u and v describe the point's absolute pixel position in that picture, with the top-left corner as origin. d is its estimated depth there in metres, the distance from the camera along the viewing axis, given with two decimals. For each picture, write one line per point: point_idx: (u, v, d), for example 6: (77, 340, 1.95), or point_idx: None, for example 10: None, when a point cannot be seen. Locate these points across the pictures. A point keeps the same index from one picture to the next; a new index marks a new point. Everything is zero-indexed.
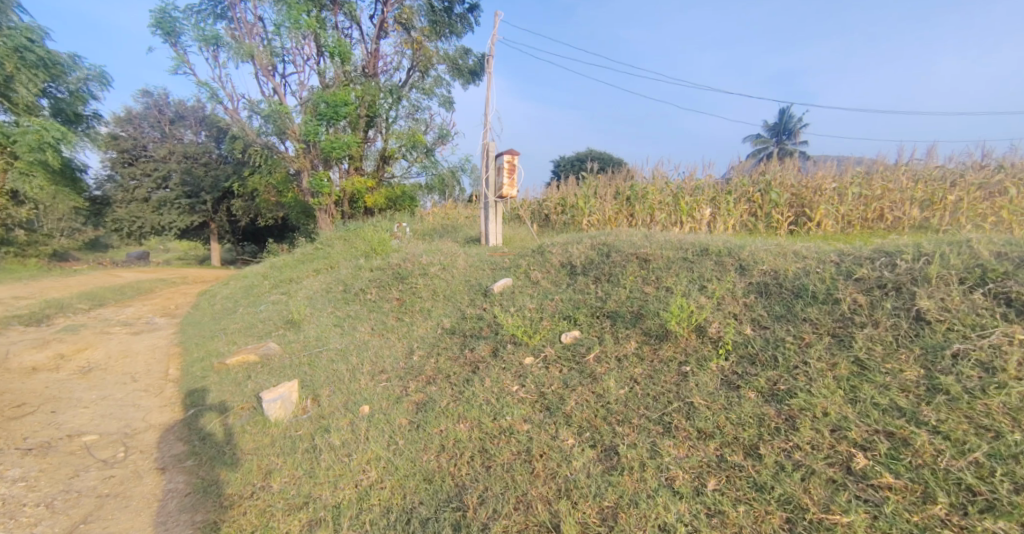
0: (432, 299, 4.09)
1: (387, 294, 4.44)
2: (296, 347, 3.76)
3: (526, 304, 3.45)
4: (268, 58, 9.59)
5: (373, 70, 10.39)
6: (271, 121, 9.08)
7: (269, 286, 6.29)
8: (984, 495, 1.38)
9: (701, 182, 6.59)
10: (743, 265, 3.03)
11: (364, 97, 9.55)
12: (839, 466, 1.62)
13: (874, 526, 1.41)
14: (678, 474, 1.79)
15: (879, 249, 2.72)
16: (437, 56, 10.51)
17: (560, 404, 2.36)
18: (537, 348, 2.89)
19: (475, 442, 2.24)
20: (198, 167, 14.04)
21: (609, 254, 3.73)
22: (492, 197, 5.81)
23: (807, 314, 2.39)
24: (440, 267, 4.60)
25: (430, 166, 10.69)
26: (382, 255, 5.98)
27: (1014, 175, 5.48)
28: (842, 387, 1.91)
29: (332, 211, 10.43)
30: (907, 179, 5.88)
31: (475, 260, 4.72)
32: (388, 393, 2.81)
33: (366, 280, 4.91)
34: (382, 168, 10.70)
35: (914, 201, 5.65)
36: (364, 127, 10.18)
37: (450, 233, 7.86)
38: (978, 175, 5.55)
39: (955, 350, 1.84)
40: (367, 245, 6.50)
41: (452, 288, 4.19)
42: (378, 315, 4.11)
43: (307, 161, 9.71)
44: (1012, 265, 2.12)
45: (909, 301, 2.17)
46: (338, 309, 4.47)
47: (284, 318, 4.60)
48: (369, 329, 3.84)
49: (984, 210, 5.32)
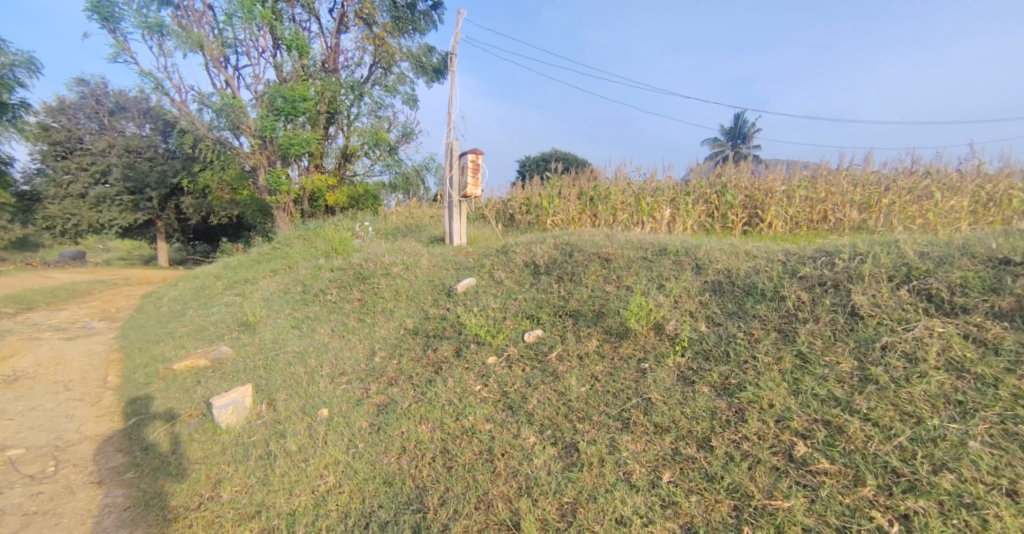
0: (394, 299, 4.04)
1: (348, 294, 4.35)
2: (249, 350, 3.62)
3: (489, 304, 3.46)
4: (219, 49, 9.15)
5: (333, 65, 10.12)
6: (224, 115, 8.66)
7: (223, 288, 6.03)
8: (907, 476, 1.49)
9: (661, 184, 6.80)
10: (699, 265, 3.14)
11: (324, 93, 9.35)
12: (782, 455, 1.72)
13: (812, 509, 1.50)
14: (636, 468, 1.84)
15: (821, 249, 2.87)
16: (400, 53, 10.34)
17: (522, 403, 2.40)
18: (500, 348, 2.90)
19: (437, 442, 2.24)
20: (143, 162, 13.19)
21: (572, 254, 3.78)
22: (456, 197, 5.77)
23: (756, 310, 2.50)
24: (403, 267, 4.54)
25: (393, 165, 10.52)
26: (343, 255, 5.83)
27: (940, 181, 5.92)
28: (786, 380, 2.02)
29: (291, 210, 10.07)
30: (848, 183, 6.24)
31: (439, 260, 4.68)
32: (348, 395, 2.75)
33: (326, 281, 4.79)
34: (344, 167, 10.50)
35: (854, 203, 6.01)
36: (325, 123, 9.94)
37: (414, 232, 7.72)
38: (908, 181, 5.97)
39: (884, 342, 1.97)
40: (327, 245, 6.33)
41: (415, 288, 4.15)
42: (338, 315, 4.03)
43: (264, 157, 9.31)
44: (934, 263, 2.27)
45: (846, 297, 2.31)
46: (297, 310, 4.34)
47: (238, 320, 4.43)
48: (329, 330, 3.76)
49: (913, 213, 5.71)
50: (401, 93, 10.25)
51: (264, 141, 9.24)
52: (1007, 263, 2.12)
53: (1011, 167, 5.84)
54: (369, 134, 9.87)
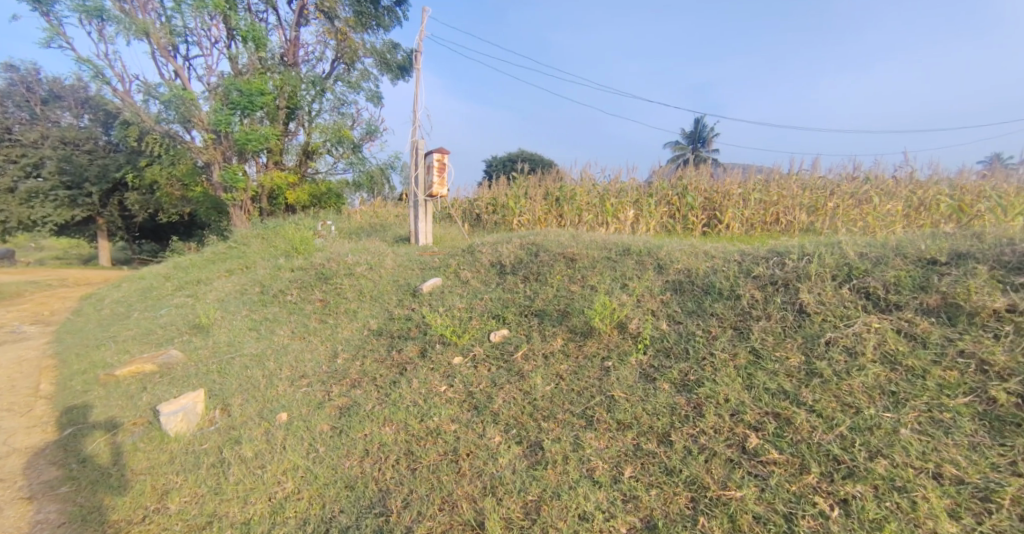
0: (357, 299, 3.95)
1: (309, 295, 4.23)
2: (201, 354, 3.45)
3: (455, 304, 3.43)
4: (167, 37, 8.70)
5: (292, 59, 9.83)
6: (173, 107, 8.20)
7: (172, 289, 5.74)
8: (847, 463, 1.59)
9: (625, 185, 6.95)
10: (660, 265, 3.23)
11: (283, 87, 9.09)
12: (735, 447, 1.80)
13: (762, 498, 1.58)
14: (598, 464, 1.88)
15: (772, 250, 2.99)
16: (363, 49, 10.12)
17: (488, 403, 2.40)
18: (466, 348, 2.89)
19: (401, 445, 2.21)
20: (82, 155, 12.34)
21: (537, 254, 3.81)
22: (421, 196, 5.70)
23: (714, 309, 2.59)
24: (367, 267, 4.45)
25: (357, 163, 10.31)
26: (305, 254, 5.65)
27: (879, 186, 6.31)
28: (741, 375, 2.11)
29: (248, 207, 9.68)
30: (798, 187, 6.56)
31: (404, 260, 4.62)
32: (308, 399, 2.67)
33: (285, 281, 4.63)
34: (306, 164, 10.27)
35: (803, 206, 6.34)
36: (284, 119, 9.70)
37: (378, 232, 7.58)
38: (850, 186, 6.34)
39: (828, 338, 2.09)
40: (287, 244, 6.12)
41: (379, 288, 4.07)
42: (299, 317, 3.90)
43: (218, 152, 8.91)
44: (872, 263, 2.40)
45: (795, 296, 2.42)
46: (254, 312, 4.17)
47: (189, 323, 4.22)
48: (289, 332, 3.64)
49: (855, 215, 6.08)
50: (365, 90, 10.04)
51: (218, 136, 8.85)
52: (934, 263, 2.26)
53: (940, 173, 6.29)
54: (332, 131, 9.60)
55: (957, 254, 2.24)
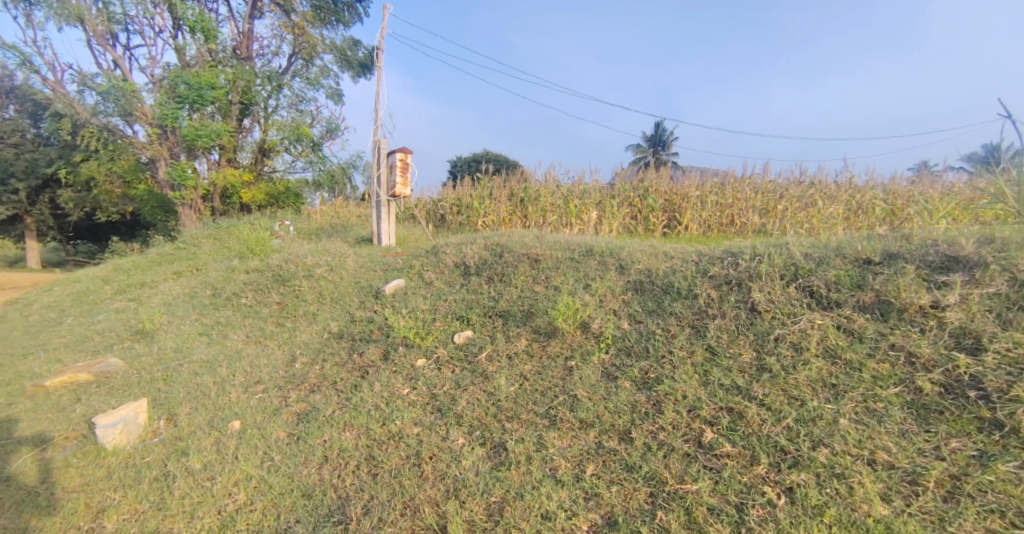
0: (317, 302, 3.84)
1: (266, 297, 4.07)
2: (145, 362, 3.25)
3: (419, 305, 3.39)
4: (105, 24, 8.18)
5: (246, 52, 9.47)
6: (112, 99, 7.71)
7: (112, 293, 5.39)
8: (792, 453, 1.67)
9: (588, 187, 7.06)
10: (622, 265, 3.30)
11: (235, 81, 8.68)
12: (692, 442, 1.86)
13: (716, 489, 1.64)
14: (561, 463, 1.90)
15: (727, 250, 3.10)
16: (322, 45, 9.84)
17: (451, 404, 2.38)
18: (429, 349, 2.86)
19: (362, 450, 2.16)
20: (7, 149, 11.38)
21: (502, 254, 3.82)
22: (384, 196, 5.60)
23: (673, 308, 2.67)
24: (327, 269, 4.33)
25: (317, 162, 10.06)
26: (261, 256, 5.44)
27: (822, 191, 6.70)
28: (697, 372, 2.18)
29: (199, 206, 9.18)
30: (752, 190, 6.83)
31: (366, 261, 4.54)
32: (264, 405, 2.56)
33: (239, 284, 4.43)
34: (262, 162, 9.90)
35: (755, 208, 6.64)
36: (238, 114, 9.32)
37: (340, 233, 7.39)
38: (798, 190, 6.69)
39: (777, 334, 2.19)
40: (241, 244, 5.86)
41: (340, 289, 3.97)
42: (254, 320, 3.74)
43: (164, 148, 8.40)
44: (815, 263, 2.52)
45: (747, 294, 2.52)
46: (204, 316, 3.98)
47: (131, 328, 3.97)
48: (244, 336, 3.48)
49: (802, 217, 6.43)
50: (325, 87, 9.78)
51: (164, 131, 8.37)
52: (869, 263, 2.39)
53: (876, 179, 6.74)
54: (290, 128, 9.31)
55: (889, 255, 2.38)
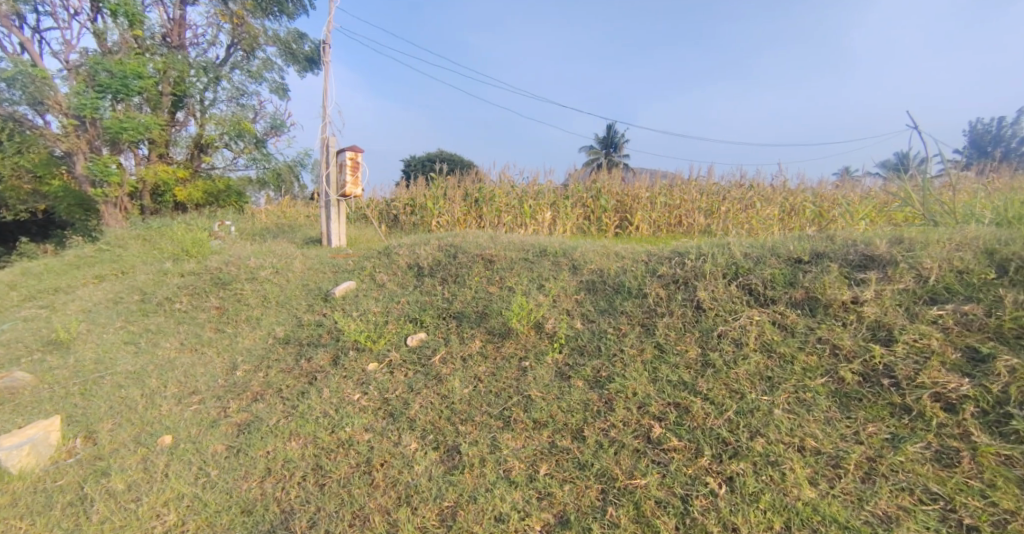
0: (261, 306, 3.65)
1: (203, 303, 3.82)
2: (58, 376, 2.96)
3: (370, 308, 3.29)
4: (9, 4, 7.42)
5: (178, 40, 8.89)
6: (18, 85, 7.06)
7: (20, 300, 4.86)
8: (733, 444, 1.75)
9: (543, 187, 7.13)
10: (575, 265, 3.34)
11: (167, 71, 8.23)
12: (642, 437, 1.90)
13: (664, 483, 1.68)
14: (515, 464, 1.90)
15: (675, 250, 3.19)
16: (264, 36, 9.41)
17: (404, 408, 2.33)
18: (381, 353, 2.78)
19: (308, 460, 2.06)
20: None
21: (456, 255, 3.78)
22: (333, 196, 5.42)
23: (624, 307, 2.72)
24: (272, 271, 4.13)
25: (261, 159, 9.57)
26: (197, 258, 5.11)
27: (760, 192, 7.09)
28: (647, 369, 2.24)
29: (124, 204, 8.47)
30: (698, 191, 7.11)
31: (315, 263, 4.38)
32: (200, 417, 2.40)
33: (172, 288, 4.13)
34: (198, 159, 9.33)
35: (700, 210, 6.97)
36: (170, 107, 8.78)
37: (287, 233, 7.09)
38: (739, 192, 7.05)
39: (720, 331, 2.28)
40: (176, 246, 5.47)
41: (287, 293, 3.80)
42: (190, 327, 3.51)
43: (82, 142, 7.66)
44: (753, 262, 2.63)
45: (693, 293, 2.62)
46: (131, 324, 3.68)
47: (43, 339, 3.60)
48: (177, 344, 3.26)
49: (742, 218, 6.80)
50: (268, 81, 9.34)
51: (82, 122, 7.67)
52: (801, 262, 2.52)
53: (805, 183, 7.24)
54: (230, 123, 8.89)
55: (816, 254, 2.53)
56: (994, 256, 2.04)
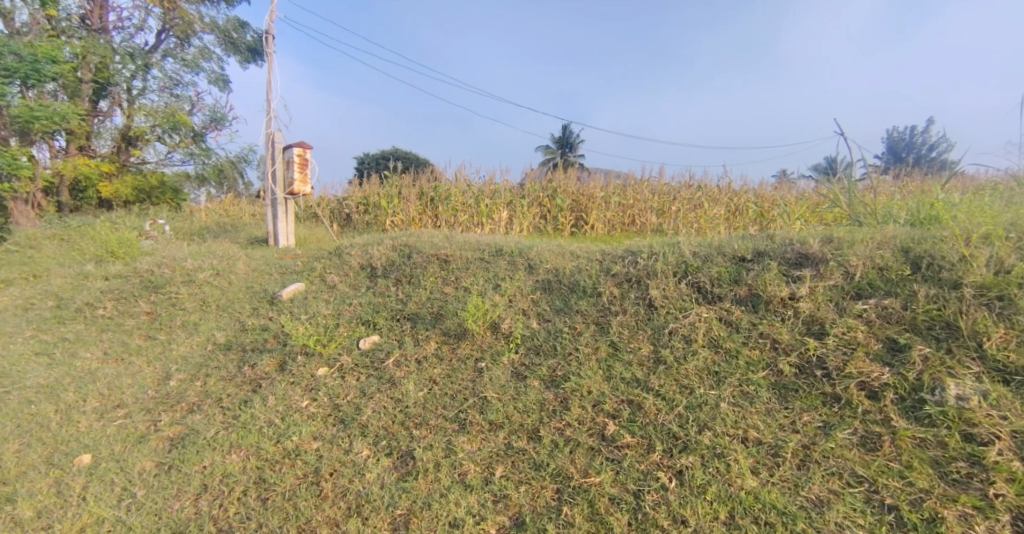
0: (199, 311, 3.42)
1: (132, 308, 3.53)
2: None
3: (320, 310, 3.16)
4: None
5: (99, 23, 8.21)
6: None
7: None
8: (682, 438, 1.79)
9: (499, 187, 7.12)
10: (531, 265, 3.34)
11: (85, 55, 7.65)
12: (596, 435, 1.92)
13: (617, 480, 1.70)
14: (470, 467, 1.86)
15: (628, 249, 3.24)
16: (200, 23, 8.88)
17: (355, 415, 2.24)
18: (332, 358, 2.67)
19: (250, 473, 1.94)
20: None
21: (410, 255, 3.70)
22: (280, 194, 5.19)
23: (579, 306, 2.75)
24: (212, 273, 3.90)
25: (199, 154, 9.01)
26: (124, 260, 4.74)
27: (708, 193, 7.40)
28: (601, 367, 2.27)
29: (38, 200, 7.72)
30: (650, 191, 7.34)
31: (260, 264, 4.17)
32: (126, 433, 2.22)
33: (94, 292, 3.81)
34: (126, 152, 8.68)
35: (652, 209, 7.19)
36: (92, 95, 8.15)
37: (229, 233, 6.71)
38: (688, 192, 7.32)
39: (671, 328, 2.34)
40: (100, 247, 5.03)
41: (228, 296, 3.59)
42: (116, 335, 3.23)
43: None
44: (701, 260, 2.72)
45: (645, 291, 2.67)
46: (44, 333, 3.33)
47: None
48: (99, 354, 2.99)
49: (692, 218, 7.08)
50: (205, 70, 8.83)
51: None
52: (744, 260, 2.63)
53: (748, 184, 7.62)
54: (163, 115, 8.37)
55: (758, 252, 2.64)
56: (909, 253, 2.20)
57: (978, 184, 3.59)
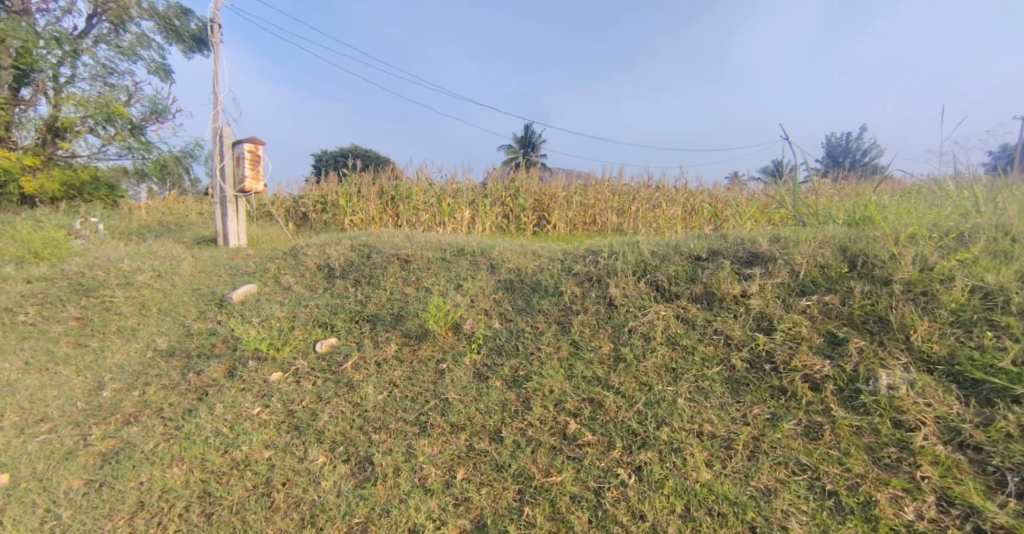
0: (138, 315, 3.21)
1: (59, 313, 3.26)
2: None
3: (274, 313, 3.03)
4: None
5: (20, 4, 7.57)
6: None
7: None
8: (641, 434, 1.82)
9: (461, 186, 7.07)
10: (493, 265, 3.32)
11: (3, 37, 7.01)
12: (558, 434, 1.92)
13: (578, 478, 1.71)
14: (431, 471, 1.82)
15: (589, 249, 3.27)
16: (137, 8, 8.36)
17: (311, 420, 2.15)
18: (286, 362, 2.56)
19: (194, 486, 1.83)
20: None
21: (370, 255, 3.60)
22: (230, 192, 4.95)
23: (541, 305, 2.75)
24: (152, 275, 3.67)
25: (138, 148, 8.51)
26: (51, 262, 4.37)
27: (666, 193, 7.62)
28: (563, 366, 2.28)
29: None
30: (611, 191, 7.48)
31: (207, 265, 3.96)
32: (51, 449, 2.04)
33: (15, 296, 3.50)
34: (53, 144, 7.97)
35: (613, 209, 7.33)
36: (12, 82, 7.47)
37: (173, 232, 6.33)
38: (647, 193, 7.52)
39: (631, 326, 2.38)
40: (23, 247, 4.61)
41: (171, 299, 3.39)
42: (39, 342, 2.97)
43: None
44: (659, 259, 2.78)
45: (606, 290, 2.71)
46: None
47: None
48: (20, 364, 2.73)
49: (651, 218, 7.28)
50: (144, 59, 8.30)
51: None
52: (700, 259, 2.71)
53: (703, 185, 7.90)
54: (95, 105, 7.77)
55: (712, 251, 2.73)
56: (847, 252, 2.32)
57: (906, 187, 3.86)
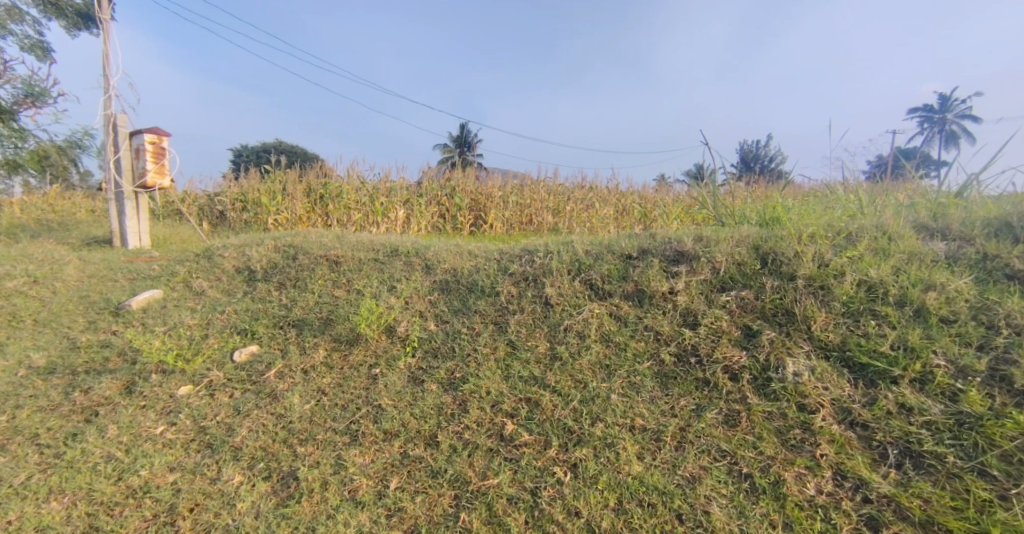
0: (8, 327, 2.78)
1: None
2: None
3: (183, 321, 2.75)
4: None
5: None
6: None
7: None
8: (577, 431, 1.85)
9: (395, 184, 6.88)
10: (428, 265, 3.24)
11: None
12: (495, 436, 1.90)
13: (515, 478, 1.70)
14: (361, 483, 1.73)
15: (525, 248, 3.28)
16: None
17: (226, 437, 1.97)
18: (198, 374, 2.33)
19: (79, 521, 1.60)
20: None
21: (295, 257, 3.38)
22: (127, 187, 4.46)
23: (477, 306, 2.72)
24: (26, 282, 3.22)
25: (9, 135, 7.44)
26: None
27: (599, 194, 7.89)
28: (500, 367, 2.26)
29: None
30: (546, 192, 7.61)
31: (102, 269, 3.55)
32: None
33: None
34: None
35: (548, 208, 7.48)
36: None
37: (55, 232, 5.58)
38: (581, 194, 7.75)
39: (566, 325, 2.41)
40: None
41: (53, 307, 2.98)
42: None
43: None
44: (593, 258, 2.85)
45: (542, 290, 2.73)
46: None
47: None
48: None
49: (584, 218, 7.53)
50: (15, 34, 7.29)
51: None
52: (631, 258, 2.80)
53: (634, 186, 8.27)
54: None
55: (642, 250, 2.84)
56: (759, 250, 2.51)
57: (805, 191, 4.26)
